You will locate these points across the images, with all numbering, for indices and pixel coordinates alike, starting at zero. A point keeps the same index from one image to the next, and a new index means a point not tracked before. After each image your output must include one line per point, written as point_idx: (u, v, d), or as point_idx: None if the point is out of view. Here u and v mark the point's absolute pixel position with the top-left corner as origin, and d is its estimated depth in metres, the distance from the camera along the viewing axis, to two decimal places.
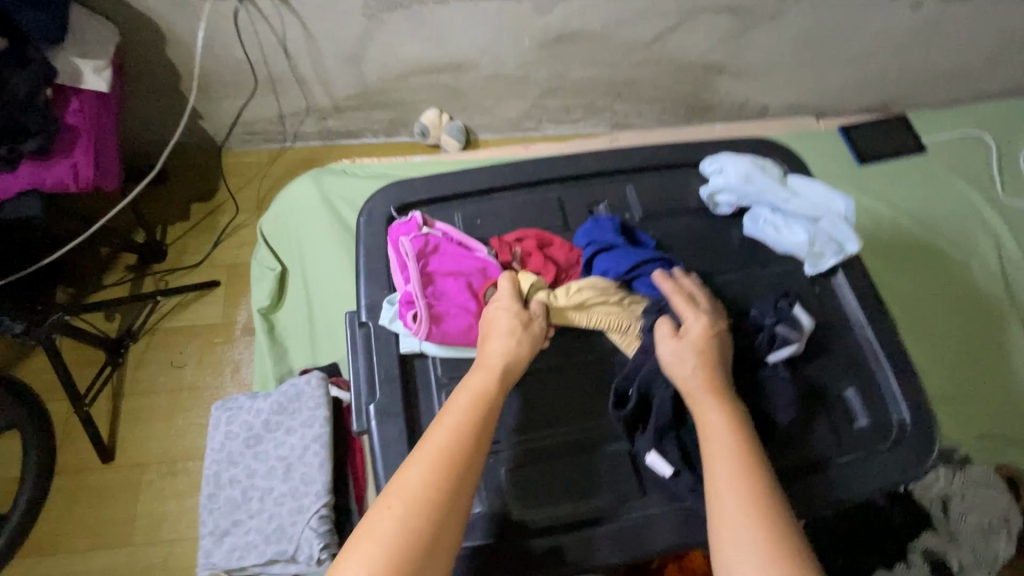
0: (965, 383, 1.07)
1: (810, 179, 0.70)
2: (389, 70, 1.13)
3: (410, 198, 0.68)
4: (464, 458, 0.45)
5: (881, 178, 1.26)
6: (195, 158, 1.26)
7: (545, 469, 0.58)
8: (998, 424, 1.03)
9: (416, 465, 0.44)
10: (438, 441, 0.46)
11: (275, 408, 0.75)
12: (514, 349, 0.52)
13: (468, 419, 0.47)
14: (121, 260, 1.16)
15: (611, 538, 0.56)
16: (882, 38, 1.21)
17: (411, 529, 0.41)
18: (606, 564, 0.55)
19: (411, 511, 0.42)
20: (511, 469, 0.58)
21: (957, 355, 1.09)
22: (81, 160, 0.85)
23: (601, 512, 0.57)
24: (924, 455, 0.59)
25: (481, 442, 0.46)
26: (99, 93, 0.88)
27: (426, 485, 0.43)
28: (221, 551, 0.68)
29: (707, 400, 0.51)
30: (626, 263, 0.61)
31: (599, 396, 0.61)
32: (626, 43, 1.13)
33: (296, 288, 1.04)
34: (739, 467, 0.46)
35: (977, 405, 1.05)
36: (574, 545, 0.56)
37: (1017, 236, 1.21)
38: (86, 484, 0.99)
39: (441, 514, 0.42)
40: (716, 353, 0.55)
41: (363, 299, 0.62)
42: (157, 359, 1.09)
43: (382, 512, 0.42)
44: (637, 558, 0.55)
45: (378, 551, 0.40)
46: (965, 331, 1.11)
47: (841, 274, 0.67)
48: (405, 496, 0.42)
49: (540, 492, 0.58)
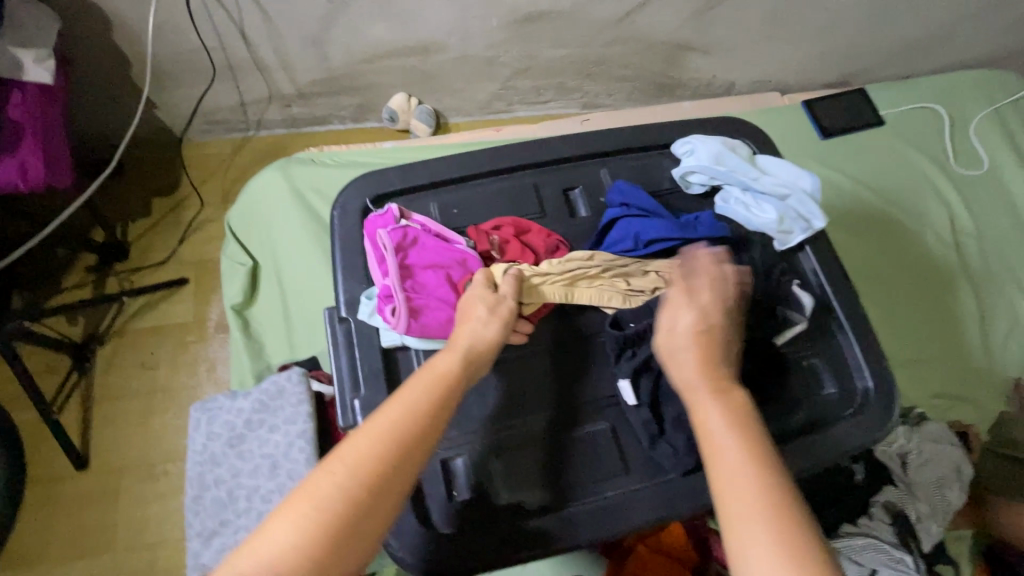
0: (921, 345, 1.13)
1: (778, 159, 0.72)
2: (354, 53, 1.09)
3: (384, 189, 0.67)
4: (419, 435, 0.45)
5: (843, 151, 1.30)
6: (154, 150, 1.20)
7: (530, 451, 0.60)
8: (947, 383, 1.11)
9: (369, 435, 0.43)
10: (394, 413, 0.45)
11: (256, 406, 0.74)
12: (482, 332, 0.53)
13: (433, 398, 0.47)
14: (80, 260, 1.11)
15: (596, 516, 0.57)
16: (845, 13, 1.22)
17: (352, 494, 0.41)
18: (590, 541, 0.57)
19: (355, 477, 0.42)
20: (497, 454, 0.59)
21: (914, 319, 1.15)
22: (29, 158, 0.80)
23: (586, 490, 0.59)
24: (886, 418, 0.63)
25: (437, 421, 0.46)
26: (42, 86, 0.83)
27: (375, 455, 0.43)
28: (211, 552, 0.69)
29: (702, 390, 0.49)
30: (652, 233, 0.64)
31: (582, 378, 0.63)
32: (594, 23, 1.12)
33: (270, 282, 1.03)
34: (720, 430, 0.46)
35: (931, 366, 1.12)
36: (558, 525, 0.57)
37: (967, 204, 1.28)
38: (62, 493, 0.97)
39: (387, 485, 0.42)
40: (716, 339, 0.52)
41: (341, 294, 0.61)
42: (127, 361, 1.06)
43: (324, 473, 0.42)
44: (621, 534, 0.57)
45: (315, 510, 0.40)
46: (921, 296, 1.18)
47: (808, 249, 0.69)
48: (352, 461, 0.42)
49: (526, 475, 0.59)
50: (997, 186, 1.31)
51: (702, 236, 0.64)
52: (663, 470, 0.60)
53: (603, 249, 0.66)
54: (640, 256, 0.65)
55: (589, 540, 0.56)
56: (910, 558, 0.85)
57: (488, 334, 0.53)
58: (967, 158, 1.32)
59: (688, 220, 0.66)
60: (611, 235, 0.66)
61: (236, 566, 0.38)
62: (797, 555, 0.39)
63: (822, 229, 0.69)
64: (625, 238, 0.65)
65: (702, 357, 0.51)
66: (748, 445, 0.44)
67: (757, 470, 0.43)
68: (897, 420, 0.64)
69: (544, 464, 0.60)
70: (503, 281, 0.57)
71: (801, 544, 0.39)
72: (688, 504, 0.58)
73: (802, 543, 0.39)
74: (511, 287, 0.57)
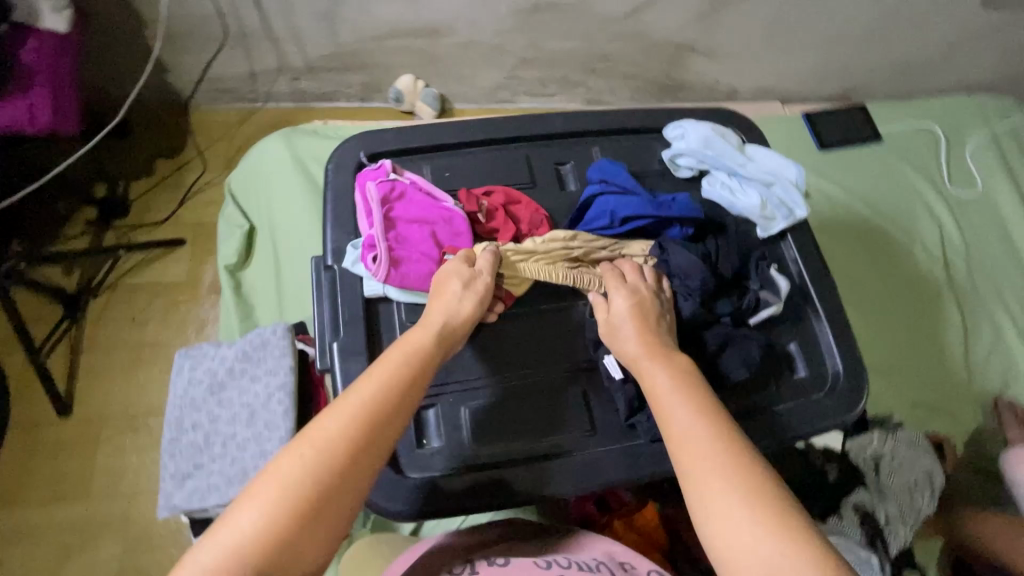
0: (905, 357, 1.14)
1: (766, 149, 0.74)
2: (364, 31, 1.12)
3: (381, 148, 0.69)
4: (387, 412, 0.46)
5: (838, 163, 1.32)
6: (162, 113, 1.23)
7: (507, 406, 0.62)
8: (928, 395, 1.10)
9: (335, 416, 0.44)
10: (363, 394, 0.46)
11: (239, 356, 0.75)
12: (456, 309, 0.54)
13: (401, 375, 0.48)
14: (81, 214, 1.13)
15: (566, 472, 0.59)
16: (848, 26, 1.24)
17: (318, 474, 0.42)
18: (558, 495, 0.58)
19: (321, 458, 0.42)
20: (473, 406, 0.61)
21: (897, 330, 1.16)
22: (38, 101, 0.82)
23: (558, 448, 0.61)
24: (854, 401, 0.64)
25: (407, 398, 0.47)
26: (56, 34, 0.85)
27: (341, 435, 0.44)
28: (183, 493, 0.69)
29: (649, 363, 0.52)
30: (629, 209, 0.65)
31: (563, 342, 0.64)
32: (601, 18, 1.15)
33: (265, 245, 1.04)
34: (670, 395, 0.49)
35: (913, 377, 1.12)
36: (528, 477, 0.58)
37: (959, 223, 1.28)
38: (43, 438, 0.98)
39: (357, 462, 0.43)
40: (651, 314, 0.56)
41: (329, 243, 0.63)
42: (119, 315, 1.07)
43: (291, 455, 0.42)
44: (587, 491, 0.58)
45: (280, 490, 0.41)
46: (908, 309, 1.18)
47: (790, 238, 0.71)
48: (318, 442, 0.43)
49: (501, 429, 0.61)
50: (991, 208, 1.31)
51: (676, 215, 0.65)
52: (633, 434, 0.62)
53: (581, 227, 0.66)
54: (615, 234, 0.66)
55: (556, 494, 0.58)
56: (875, 559, 0.85)
57: (462, 308, 0.54)
58: (962, 178, 1.33)
59: (664, 200, 0.67)
60: (588, 214, 0.67)
61: (202, 550, 0.39)
62: (760, 502, 0.41)
63: (804, 219, 0.71)
64: (601, 216, 0.66)
65: (641, 330, 0.54)
66: (699, 407, 0.47)
67: (710, 426, 0.45)
68: (865, 409, 0.65)
69: (512, 420, 0.61)
70: (480, 256, 0.58)
71: (762, 490, 0.41)
72: (653, 467, 0.60)
73: (760, 486, 0.41)
74: (487, 262, 0.58)
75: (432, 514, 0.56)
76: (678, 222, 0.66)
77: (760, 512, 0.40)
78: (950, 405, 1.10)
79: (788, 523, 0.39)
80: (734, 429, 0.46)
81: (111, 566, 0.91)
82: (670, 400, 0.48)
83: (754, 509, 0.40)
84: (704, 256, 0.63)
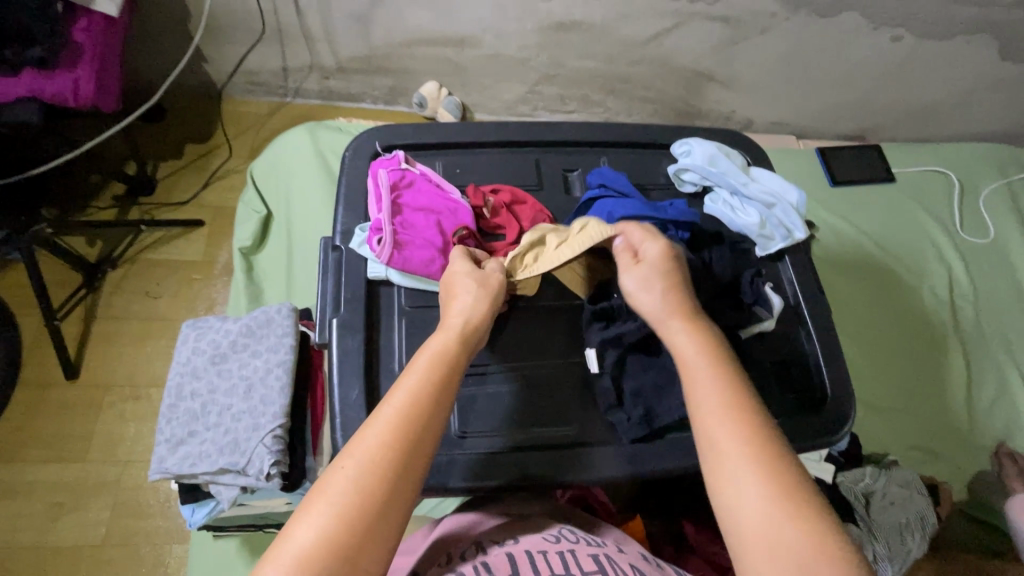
0: (914, 397, 1.09)
1: (770, 171, 0.76)
2: (394, 36, 1.17)
3: (397, 140, 0.72)
4: (424, 415, 0.45)
5: (849, 202, 1.29)
6: (197, 101, 1.29)
7: (518, 396, 0.65)
8: (933, 439, 1.06)
9: (373, 425, 0.43)
10: (398, 404, 0.45)
11: (243, 331, 0.78)
12: (476, 306, 0.54)
13: (431, 375, 0.47)
14: (109, 188, 1.18)
15: (574, 461, 0.62)
16: (867, 66, 1.26)
17: (366, 486, 0.41)
18: (567, 482, 0.61)
19: (367, 469, 0.41)
20: (486, 393, 0.65)
21: (907, 368, 1.12)
22: (83, 76, 0.87)
23: (566, 439, 0.64)
24: (840, 422, 0.66)
25: (443, 397, 0.46)
26: (107, 16, 0.91)
27: (382, 443, 0.42)
28: (175, 458, 0.71)
29: (679, 330, 0.53)
30: (625, 209, 0.66)
31: (572, 340, 0.68)
32: (623, 40, 1.19)
33: (279, 230, 1.07)
34: (696, 365, 0.49)
35: (921, 420, 1.07)
36: (541, 463, 0.62)
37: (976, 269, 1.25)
38: (48, 399, 1.01)
39: (405, 466, 0.42)
40: (680, 275, 0.57)
41: (338, 225, 0.66)
42: (134, 288, 1.11)
43: (335, 470, 0.41)
44: (589, 481, 0.62)
45: (330, 508, 0.40)
46: (916, 351, 1.13)
47: (787, 258, 0.72)
48: (359, 453, 0.42)
49: (514, 416, 0.64)
50: (1006, 255, 1.27)
51: (671, 218, 0.66)
52: (613, 436, 0.65)
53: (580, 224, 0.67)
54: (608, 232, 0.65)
55: (566, 481, 0.61)
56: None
57: (481, 303, 0.54)
58: (974, 224, 1.29)
59: (663, 205, 0.69)
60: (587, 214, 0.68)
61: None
62: (783, 489, 0.41)
63: (803, 241, 0.73)
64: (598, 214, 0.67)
65: (670, 292, 0.55)
66: (725, 383, 0.47)
67: (736, 409, 0.45)
68: (850, 430, 0.66)
69: (495, 409, 0.64)
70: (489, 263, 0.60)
71: (782, 474, 0.42)
72: (651, 465, 0.63)
73: (783, 473, 0.42)
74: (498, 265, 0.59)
75: None
76: (674, 226, 0.67)
77: (778, 497, 0.41)
78: (956, 453, 1.06)
79: (819, 522, 0.40)
80: (758, 407, 0.46)
81: (99, 530, 0.93)
82: (695, 371, 0.49)
83: (773, 493, 0.41)
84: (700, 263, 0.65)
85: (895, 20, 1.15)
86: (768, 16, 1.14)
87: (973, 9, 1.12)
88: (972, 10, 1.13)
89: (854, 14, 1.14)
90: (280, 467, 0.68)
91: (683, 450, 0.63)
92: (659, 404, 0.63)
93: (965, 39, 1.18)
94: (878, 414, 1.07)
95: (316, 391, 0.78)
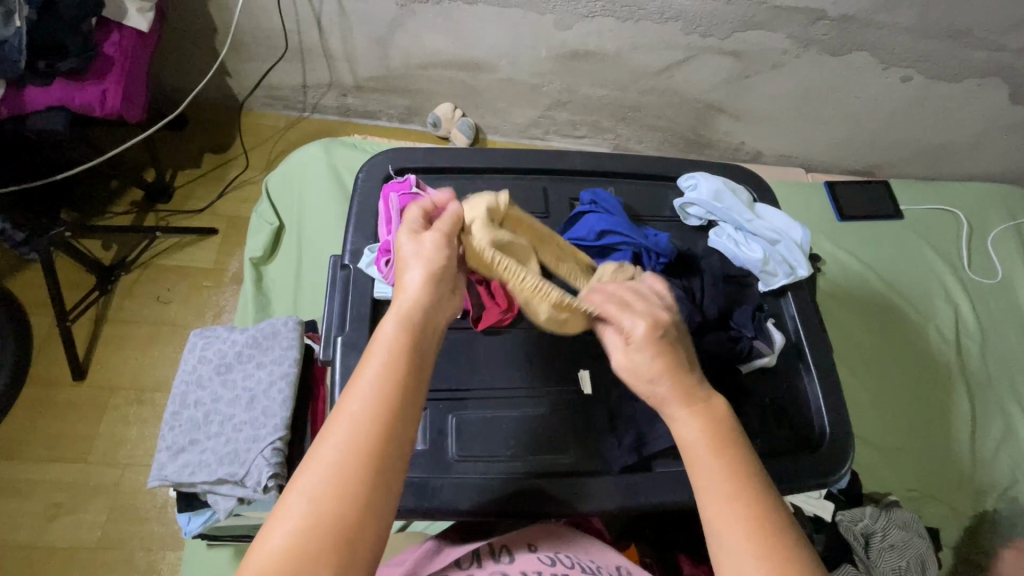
0: (919, 437, 1.08)
1: (775, 209, 0.77)
2: (412, 59, 1.20)
3: (409, 164, 0.75)
4: (384, 422, 0.41)
5: (858, 236, 1.29)
6: (217, 112, 1.32)
7: (520, 421, 0.66)
8: (938, 482, 1.04)
9: (329, 440, 0.40)
10: (357, 408, 0.41)
11: (249, 342, 0.79)
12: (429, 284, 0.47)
13: (387, 377, 0.42)
14: (129, 194, 1.21)
15: (573, 490, 0.62)
16: (875, 105, 1.27)
17: (330, 503, 0.38)
18: (564, 513, 0.61)
19: (330, 485, 0.39)
20: (489, 417, 0.66)
21: (912, 407, 1.10)
22: (112, 89, 0.90)
23: (565, 468, 0.64)
24: (838, 463, 0.66)
25: (404, 398, 0.42)
26: (139, 32, 0.95)
27: (342, 457, 0.39)
28: (174, 466, 0.71)
29: (677, 404, 0.46)
30: (606, 229, 0.69)
31: (573, 367, 0.69)
32: (635, 70, 1.21)
33: (291, 242, 1.09)
34: (699, 443, 0.44)
35: (925, 460, 1.06)
36: (540, 491, 0.62)
37: (988, 309, 1.24)
38: (54, 399, 1.02)
39: (371, 477, 0.39)
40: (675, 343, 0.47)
41: (347, 245, 0.68)
42: (145, 292, 1.13)
43: (296, 489, 0.39)
44: (583, 512, 0.62)
45: (292, 524, 0.37)
46: (923, 390, 1.12)
47: (790, 295, 0.74)
48: (319, 470, 0.39)
49: (516, 443, 0.65)
50: (1014, 297, 1.26)
51: (648, 246, 0.68)
52: (608, 466, 0.65)
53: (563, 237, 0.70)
54: (590, 247, 0.69)
55: (563, 511, 0.61)
56: None
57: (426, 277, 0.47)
58: (982, 265, 1.29)
59: (645, 232, 0.70)
60: (574, 227, 0.71)
61: None
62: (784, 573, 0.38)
63: (805, 279, 0.74)
64: (581, 230, 0.70)
65: (665, 359, 0.46)
66: (730, 463, 0.43)
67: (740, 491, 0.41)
68: (850, 468, 0.66)
69: (494, 434, 0.65)
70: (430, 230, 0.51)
71: (785, 560, 0.39)
72: (646, 496, 0.63)
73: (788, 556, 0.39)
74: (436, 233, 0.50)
75: (407, 513, 0.60)
76: (653, 253, 0.69)
77: None
78: (961, 498, 1.04)
79: None
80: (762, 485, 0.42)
81: (95, 532, 0.93)
82: (702, 459, 0.43)
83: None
84: (690, 295, 0.68)
85: (905, 61, 1.16)
86: (779, 53, 1.16)
87: (982, 53, 1.14)
88: (982, 54, 1.14)
89: (864, 54, 1.15)
90: (277, 480, 0.69)
91: (678, 482, 0.64)
92: (650, 429, 0.66)
93: (974, 82, 1.20)
94: (881, 453, 1.06)
95: (318, 404, 0.79)
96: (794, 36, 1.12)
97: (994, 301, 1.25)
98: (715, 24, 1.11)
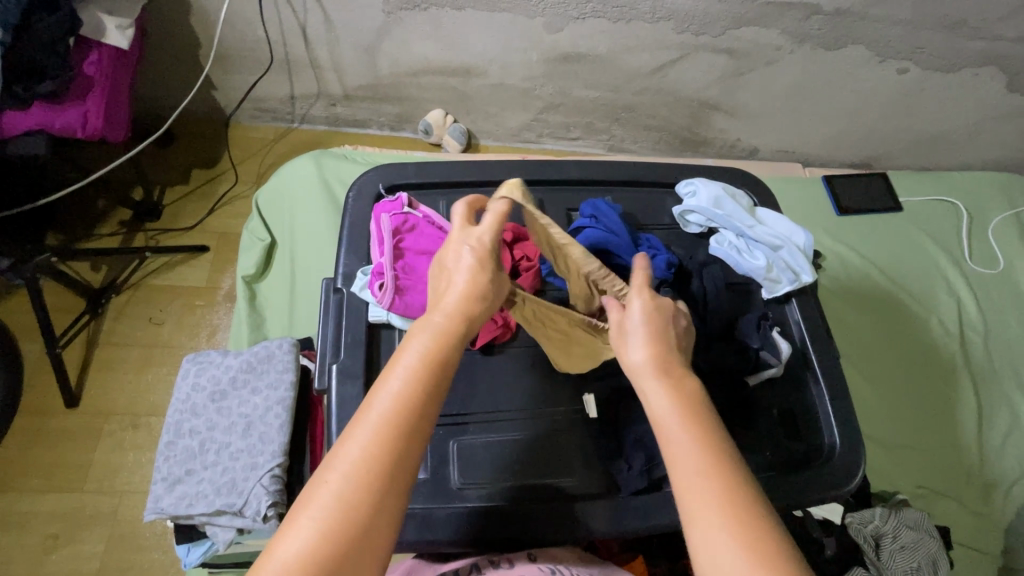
0: (926, 433, 1.06)
1: (776, 213, 0.76)
2: (400, 65, 1.18)
3: (400, 180, 0.73)
4: (411, 425, 0.39)
5: (858, 230, 1.27)
6: (205, 126, 1.30)
7: (524, 445, 0.65)
8: (948, 480, 1.02)
9: (354, 438, 0.38)
10: (388, 405, 0.39)
11: (243, 366, 0.77)
12: (473, 289, 0.45)
13: (418, 377, 0.40)
14: (116, 214, 1.19)
15: (582, 513, 0.61)
16: (871, 97, 1.25)
17: (353, 505, 0.36)
18: (574, 538, 0.60)
19: (351, 488, 0.36)
20: (492, 441, 0.65)
21: (918, 402, 1.09)
22: (93, 109, 0.89)
23: (571, 492, 0.63)
24: (851, 474, 0.64)
25: (431, 403, 0.40)
26: (118, 49, 0.92)
27: (366, 458, 0.37)
28: (171, 498, 0.69)
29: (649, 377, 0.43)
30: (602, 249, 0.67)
31: (574, 387, 0.68)
32: (627, 70, 1.19)
33: (282, 257, 1.07)
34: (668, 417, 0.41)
35: (932, 457, 1.04)
36: (550, 517, 0.60)
37: (994, 302, 1.22)
38: (46, 427, 1.00)
39: (393, 481, 0.37)
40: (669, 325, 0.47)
41: (340, 268, 0.67)
42: (137, 313, 1.11)
43: (318, 489, 0.36)
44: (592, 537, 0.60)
45: (308, 534, 0.35)
46: (928, 386, 1.10)
47: (794, 301, 0.72)
48: (341, 468, 0.37)
49: (523, 467, 0.64)
50: (1016, 287, 1.25)
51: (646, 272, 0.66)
52: (616, 488, 0.64)
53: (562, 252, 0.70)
54: None
55: (572, 537, 0.59)
56: None
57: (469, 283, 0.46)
58: (984, 256, 1.27)
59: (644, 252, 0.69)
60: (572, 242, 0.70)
61: None
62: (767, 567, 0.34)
63: (809, 284, 0.72)
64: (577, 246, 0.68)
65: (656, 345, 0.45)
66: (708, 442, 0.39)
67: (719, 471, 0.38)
68: (862, 480, 0.65)
69: (495, 460, 0.64)
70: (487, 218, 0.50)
71: (769, 549, 0.34)
72: (655, 519, 0.61)
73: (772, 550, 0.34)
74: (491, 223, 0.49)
75: (409, 547, 0.58)
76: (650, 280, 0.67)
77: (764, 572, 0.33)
78: (971, 494, 1.02)
79: None
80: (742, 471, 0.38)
81: (93, 563, 0.92)
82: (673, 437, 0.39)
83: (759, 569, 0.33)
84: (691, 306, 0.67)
85: (901, 54, 1.15)
86: (773, 48, 1.14)
87: (978, 43, 1.12)
88: (981, 43, 1.12)
89: (860, 48, 1.14)
90: (277, 509, 0.67)
91: None
92: (662, 450, 0.63)
93: (972, 71, 1.18)
94: (888, 451, 1.04)
95: (316, 427, 0.77)
96: (789, 31, 1.10)
97: (998, 292, 1.23)
98: (708, 23, 1.09)
